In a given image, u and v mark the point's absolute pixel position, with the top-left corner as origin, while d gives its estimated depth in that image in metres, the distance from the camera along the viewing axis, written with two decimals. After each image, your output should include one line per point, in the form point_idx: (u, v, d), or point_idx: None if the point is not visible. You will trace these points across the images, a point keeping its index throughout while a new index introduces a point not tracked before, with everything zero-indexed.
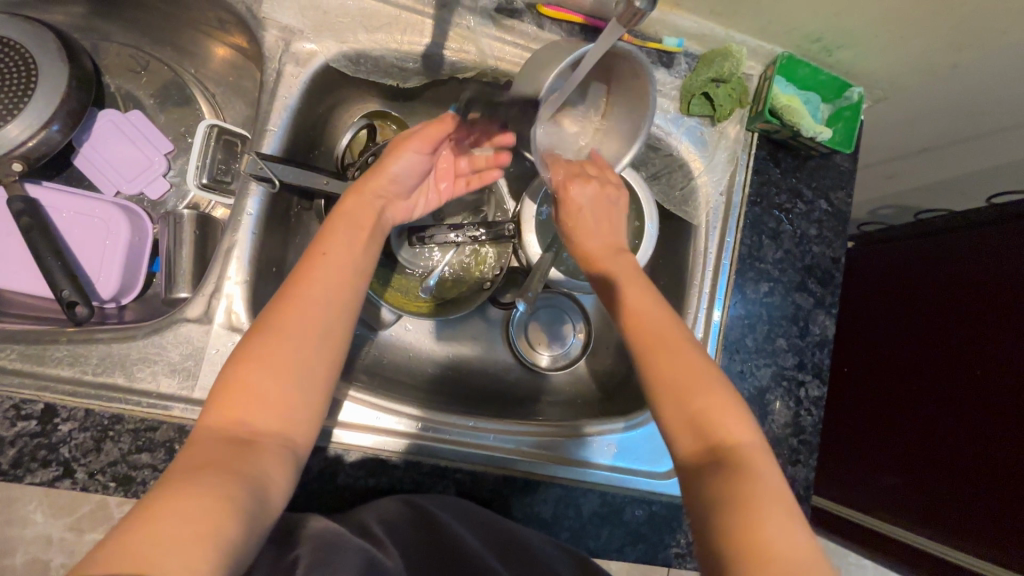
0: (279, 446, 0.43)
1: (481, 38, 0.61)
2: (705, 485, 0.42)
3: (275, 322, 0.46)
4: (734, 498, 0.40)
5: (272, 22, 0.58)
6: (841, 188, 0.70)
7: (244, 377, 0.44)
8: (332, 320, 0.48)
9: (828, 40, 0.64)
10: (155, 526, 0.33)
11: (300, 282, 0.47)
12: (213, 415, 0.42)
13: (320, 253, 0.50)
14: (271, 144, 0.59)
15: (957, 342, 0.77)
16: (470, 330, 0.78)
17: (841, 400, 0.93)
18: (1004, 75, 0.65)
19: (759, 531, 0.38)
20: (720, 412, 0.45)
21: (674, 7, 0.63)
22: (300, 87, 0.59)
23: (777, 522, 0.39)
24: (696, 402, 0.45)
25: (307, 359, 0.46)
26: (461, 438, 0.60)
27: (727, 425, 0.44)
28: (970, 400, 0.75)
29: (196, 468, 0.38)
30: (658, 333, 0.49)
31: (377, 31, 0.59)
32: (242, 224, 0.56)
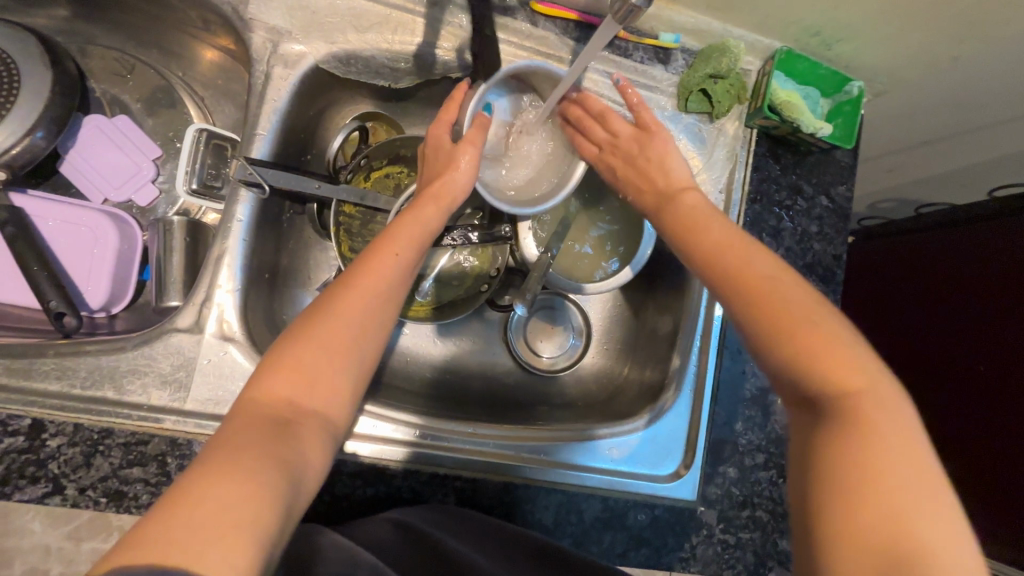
0: (321, 425, 0.42)
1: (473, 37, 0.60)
2: (829, 443, 0.35)
3: (330, 307, 0.45)
4: (869, 467, 0.33)
5: (259, 23, 0.56)
6: (842, 183, 0.69)
7: (298, 355, 0.43)
8: (386, 316, 0.48)
9: (827, 34, 0.63)
10: (190, 519, 0.32)
11: (361, 271, 0.47)
12: (260, 388, 0.42)
13: (391, 251, 0.49)
14: (261, 148, 0.57)
15: (960, 339, 0.77)
16: (468, 334, 0.77)
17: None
18: (1007, 66, 0.64)
19: (903, 516, 0.31)
20: (839, 352, 0.37)
21: (670, 3, 0.61)
22: (289, 89, 0.58)
23: (908, 491, 0.32)
24: (810, 344, 0.38)
25: (357, 345, 0.45)
26: (459, 445, 0.59)
27: (848, 371, 0.37)
28: (976, 395, 0.74)
29: (239, 443, 0.37)
30: (763, 274, 0.42)
31: (367, 31, 0.58)
32: (233, 231, 0.55)
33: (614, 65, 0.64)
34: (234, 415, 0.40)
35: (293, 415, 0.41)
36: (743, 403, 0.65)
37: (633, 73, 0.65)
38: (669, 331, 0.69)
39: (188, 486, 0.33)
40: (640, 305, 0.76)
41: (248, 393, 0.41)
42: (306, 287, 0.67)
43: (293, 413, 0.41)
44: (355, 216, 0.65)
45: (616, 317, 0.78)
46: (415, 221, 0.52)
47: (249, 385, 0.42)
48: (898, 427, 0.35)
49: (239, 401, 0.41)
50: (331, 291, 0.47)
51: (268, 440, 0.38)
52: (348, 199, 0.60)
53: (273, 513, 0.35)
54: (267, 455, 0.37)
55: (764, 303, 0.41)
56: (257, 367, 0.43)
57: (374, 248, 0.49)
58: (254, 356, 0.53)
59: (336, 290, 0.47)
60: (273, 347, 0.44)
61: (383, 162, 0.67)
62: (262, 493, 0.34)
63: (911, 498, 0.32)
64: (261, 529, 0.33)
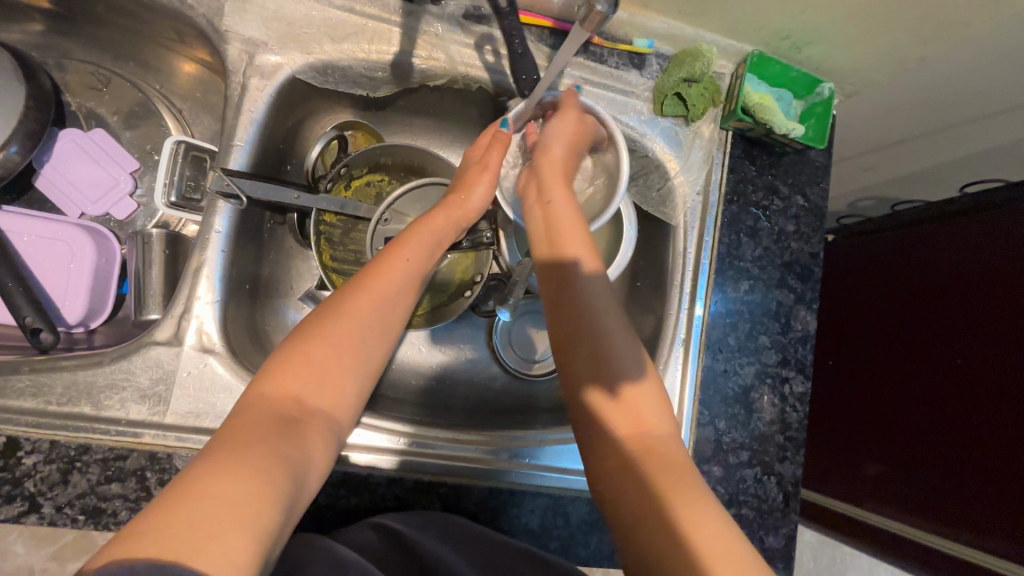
0: (327, 427, 0.43)
1: (450, 45, 0.61)
2: (634, 468, 0.47)
3: (339, 311, 0.46)
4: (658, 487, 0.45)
5: (234, 35, 0.56)
6: (817, 183, 0.71)
7: (311, 354, 0.44)
8: (392, 322, 0.49)
9: (796, 38, 0.64)
10: (194, 513, 0.32)
11: (372, 277, 0.49)
12: (269, 383, 0.42)
13: (401, 258, 0.51)
14: (238, 159, 0.57)
15: (939, 332, 0.78)
16: (453, 340, 0.77)
17: (826, 392, 0.94)
18: (971, 66, 0.66)
19: (681, 517, 0.43)
20: (647, 406, 0.51)
21: (643, 9, 0.63)
22: (266, 100, 0.58)
23: (698, 507, 0.44)
24: (632, 401, 0.51)
25: (365, 350, 0.47)
26: (447, 452, 0.58)
27: (654, 419, 0.50)
28: (955, 389, 0.75)
29: (245, 439, 0.38)
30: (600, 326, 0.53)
31: (343, 41, 0.58)
32: (211, 243, 0.55)
33: (589, 70, 0.65)
34: (239, 414, 0.40)
35: (299, 415, 0.41)
36: (726, 401, 0.66)
37: (609, 79, 0.66)
38: (652, 332, 0.69)
39: (193, 478, 0.34)
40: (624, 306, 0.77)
41: (254, 390, 0.41)
42: (288, 297, 0.66)
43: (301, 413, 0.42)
44: (335, 225, 0.65)
45: None
46: (428, 226, 0.55)
47: (255, 381, 0.42)
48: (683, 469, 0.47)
49: (247, 399, 0.41)
50: (339, 293, 0.49)
51: (275, 434, 0.39)
52: (329, 208, 0.60)
53: (272, 513, 0.34)
54: (270, 451, 0.37)
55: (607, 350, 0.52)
56: (263, 365, 0.44)
57: (384, 254, 0.51)
58: (234, 367, 0.52)
59: (345, 294, 0.48)
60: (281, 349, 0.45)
61: (364, 171, 0.68)
62: (266, 492, 0.35)
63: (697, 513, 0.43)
64: (265, 526, 0.33)
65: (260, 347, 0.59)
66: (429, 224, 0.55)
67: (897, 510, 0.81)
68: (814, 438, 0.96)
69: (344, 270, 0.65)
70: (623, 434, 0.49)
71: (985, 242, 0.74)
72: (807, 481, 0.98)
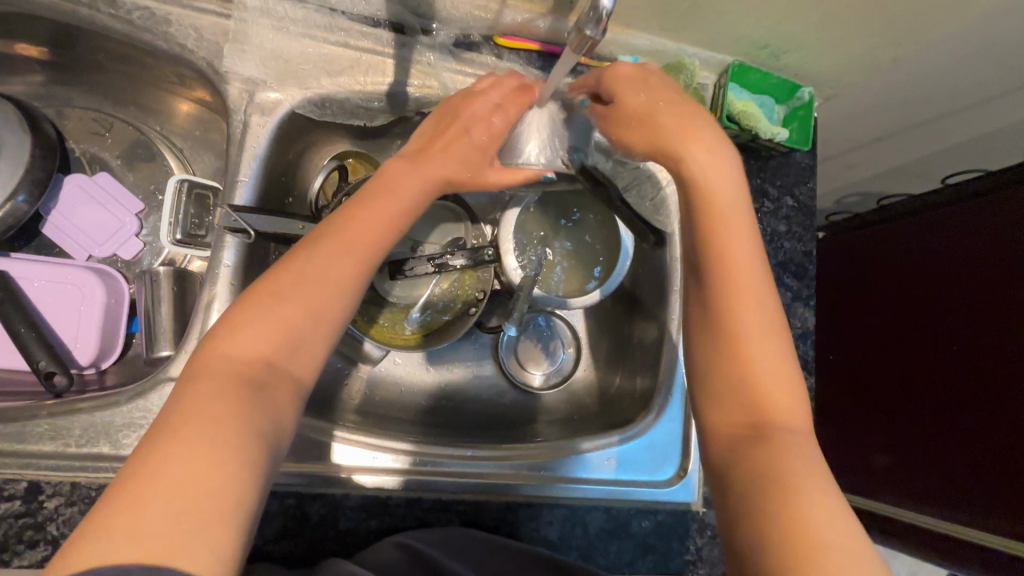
0: (294, 390, 0.43)
1: (442, 72, 0.63)
2: (747, 452, 0.40)
3: (308, 273, 0.45)
4: (771, 475, 0.38)
5: (234, 75, 0.58)
6: (805, 183, 0.73)
7: (281, 316, 0.43)
8: (361, 284, 0.48)
9: (775, 46, 0.67)
10: (166, 497, 0.33)
11: (340, 239, 0.48)
12: (236, 343, 0.42)
13: (374, 219, 0.50)
14: (243, 194, 0.58)
15: (945, 314, 0.79)
16: (461, 359, 0.78)
17: (832, 377, 0.96)
18: (941, 64, 0.69)
19: (799, 510, 0.35)
20: (781, 392, 0.42)
21: (625, 28, 0.65)
22: (268, 135, 0.59)
23: (817, 509, 0.35)
24: (761, 374, 0.42)
25: (336, 313, 0.46)
26: (460, 470, 0.58)
27: (783, 405, 0.42)
28: (965, 364, 0.76)
29: (207, 406, 0.38)
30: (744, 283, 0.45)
31: (338, 75, 0.60)
32: (220, 277, 0.56)
33: None
34: (200, 375, 0.40)
35: (267, 381, 0.41)
36: None
37: None
38: (656, 339, 0.71)
39: (161, 451, 0.34)
40: (626, 314, 0.78)
41: (218, 353, 0.41)
42: None
43: (267, 375, 0.42)
44: None
45: (604, 329, 0.80)
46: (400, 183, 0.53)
47: (219, 342, 0.42)
48: (807, 465, 0.38)
49: (210, 359, 0.41)
50: (305, 250, 0.47)
51: (241, 401, 0.39)
52: None
53: (240, 490, 0.35)
54: (235, 422, 0.37)
55: (732, 307, 0.44)
56: (225, 322, 0.43)
57: (352, 212, 0.50)
58: None
59: (311, 255, 0.47)
60: (243, 306, 0.44)
61: None
62: (237, 471, 0.35)
63: (818, 517, 0.35)
64: (239, 505, 0.35)
65: None
66: (418, 186, 0.53)
67: (902, 495, 0.83)
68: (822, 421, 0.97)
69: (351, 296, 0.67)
70: (740, 417, 0.42)
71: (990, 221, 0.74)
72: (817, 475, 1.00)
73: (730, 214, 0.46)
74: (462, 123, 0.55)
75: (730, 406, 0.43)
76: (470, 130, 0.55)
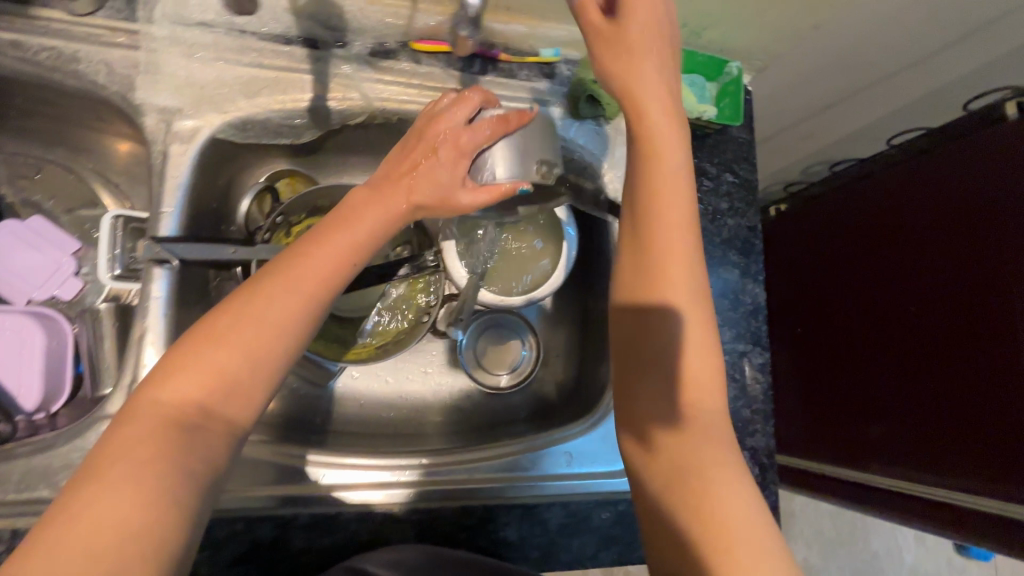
0: (231, 433, 0.42)
1: (362, 83, 0.63)
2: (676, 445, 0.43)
3: (249, 309, 0.43)
4: (692, 473, 0.42)
5: (148, 106, 0.58)
6: (743, 158, 0.73)
7: (218, 356, 0.41)
8: (312, 321, 0.46)
9: (693, 25, 0.66)
10: (79, 551, 0.32)
11: (288, 271, 0.45)
12: (167, 385, 0.40)
13: (328, 251, 0.47)
14: (169, 225, 0.57)
15: (953, 283, 0.77)
16: (420, 366, 0.78)
17: (830, 354, 0.96)
18: (866, 25, 0.69)
19: (716, 506, 0.40)
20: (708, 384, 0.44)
21: (541, 20, 0.64)
22: (189, 163, 0.59)
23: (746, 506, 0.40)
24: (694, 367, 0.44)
25: (279, 351, 0.44)
26: (471, 473, 0.60)
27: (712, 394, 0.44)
28: (976, 331, 0.74)
29: (130, 459, 0.36)
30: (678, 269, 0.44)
31: (256, 96, 0.60)
32: (151, 309, 0.55)
33: (502, 86, 0.66)
34: (131, 415, 0.39)
35: (200, 424, 0.40)
36: None
37: (522, 91, 0.67)
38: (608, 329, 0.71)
39: (82, 500, 0.34)
40: (580, 306, 0.78)
41: (151, 394, 0.40)
42: None
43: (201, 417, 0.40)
44: None
45: (560, 323, 0.80)
46: (356, 208, 0.50)
47: (151, 381, 0.40)
48: (723, 456, 0.42)
49: (142, 396, 0.40)
50: (251, 282, 0.45)
51: (170, 450, 0.38)
52: (267, 257, 0.59)
53: (166, 549, 0.35)
54: (160, 470, 0.37)
55: (662, 291, 0.45)
56: (162, 360, 0.42)
57: (305, 242, 0.47)
58: None
59: (257, 289, 0.44)
60: (184, 343, 0.42)
61: (303, 216, 0.70)
62: (157, 525, 0.35)
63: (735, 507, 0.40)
64: (155, 561, 0.34)
65: None
66: (382, 211, 0.50)
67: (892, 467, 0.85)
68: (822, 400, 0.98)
69: None
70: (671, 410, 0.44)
71: (992, 182, 0.73)
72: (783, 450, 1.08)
73: (665, 187, 0.45)
74: (430, 145, 0.53)
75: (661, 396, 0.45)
76: (439, 149, 0.52)
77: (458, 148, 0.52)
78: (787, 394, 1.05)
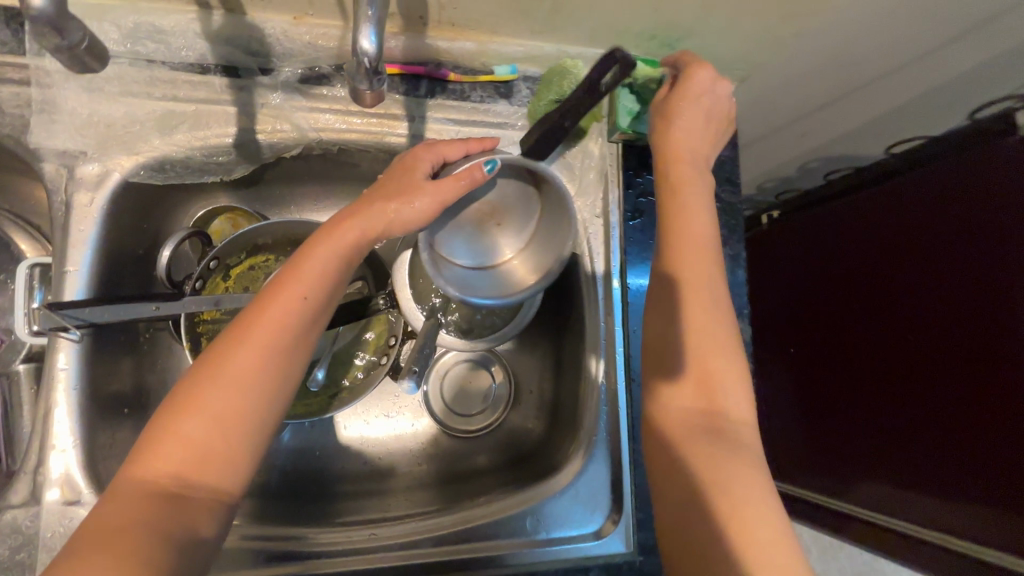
0: (215, 509, 0.38)
1: (293, 113, 0.56)
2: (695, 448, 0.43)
3: (221, 367, 0.39)
4: (719, 481, 0.41)
5: (48, 151, 0.52)
6: (726, 180, 0.66)
7: (190, 423, 0.37)
8: (292, 370, 0.42)
9: (664, 36, 0.59)
10: None
11: (259, 319, 0.41)
12: (143, 460, 0.37)
13: (300, 293, 0.42)
14: (76, 288, 0.52)
15: (955, 291, 0.71)
16: (382, 410, 0.72)
17: (827, 368, 0.91)
18: (856, 29, 0.62)
19: (749, 527, 0.38)
20: (726, 394, 0.45)
21: (493, 36, 0.57)
22: (98, 214, 0.53)
23: (758, 522, 0.39)
24: (716, 372, 0.45)
25: (260, 408, 0.40)
26: (458, 522, 0.57)
27: (730, 403, 0.45)
28: (981, 343, 0.68)
29: (108, 546, 0.33)
30: (701, 275, 0.47)
31: (173, 133, 0.54)
32: (59, 381, 0.51)
33: (452, 109, 0.59)
34: (105, 498, 0.36)
35: (180, 499, 0.36)
36: None
37: (475, 115, 0.60)
38: (576, 373, 0.65)
39: None
40: (552, 342, 0.72)
41: (124, 473, 0.36)
42: None
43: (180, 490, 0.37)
44: (220, 319, 0.61)
45: (532, 359, 0.74)
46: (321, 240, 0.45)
47: (127, 459, 0.37)
48: (746, 469, 0.41)
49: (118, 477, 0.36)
50: (224, 337, 0.41)
51: (146, 532, 0.34)
52: (199, 308, 0.53)
53: None
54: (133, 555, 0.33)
55: (684, 298, 0.47)
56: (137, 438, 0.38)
57: (276, 284, 0.43)
58: None
59: (229, 343, 0.40)
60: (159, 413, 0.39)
61: (242, 256, 0.64)
62: None
63: (763, 531, 0.38)
64: None
65: None
66: (341, 237, 0.44)
67: (896, 486, 0.81)
68: (823, 417, 0.93)
69: None
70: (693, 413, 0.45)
71: (997, 183, 0.66)
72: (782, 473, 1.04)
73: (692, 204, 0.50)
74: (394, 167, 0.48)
75: (687, 398, 0.45)
76: (402, 166, 0.47)
77: (422, 158, 0.47)
78: (785, 411, 1.01)
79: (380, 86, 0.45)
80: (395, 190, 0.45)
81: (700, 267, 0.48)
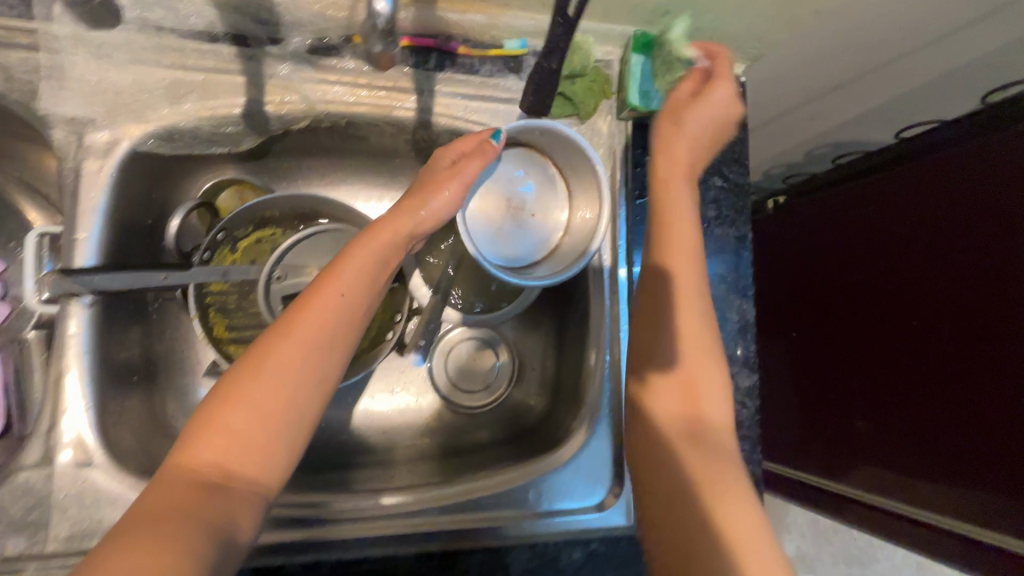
0: (252, 502, 0.39)
1: (302, 84, 0.56)
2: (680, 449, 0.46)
3: (260, 364, 0.41)
4: (702, 479, 0.44)
5: (57, 118, 0.52)
6: (734, 160, 0.66)
7: (230, 417, 0.39)
8: (328, 370, 0.43)
9: (677, 12, 0.59)
10: None
11: (298, 318, 0.43)
12: (185, 452, 0.39)
13: (335, 292, 0.44)
14: (87, 254, 0.52)
15: (955, 280, 0.72)
16: (386, 385, 0.73)
17: (826, 352, 0.92)
18: (872, 9, 0.61)
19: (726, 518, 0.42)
20: (709, 397, 0.49)
21: (504, 9, 0.57)
22: (108, 182, 0.53)
23: (732, 507, 0.43)
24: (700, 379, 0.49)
25: (297, 404, 0.41)
26: (470, 484, 0.58)
27: (713, 408, 0.48)
28: (978, 330, 0.69)
29: (151, 527, 0.34)
30: (688, 283, 0.51)
31: (182, 102, 0.53)
32: (70, 346, 0.51)
33: (461, 84, 0.59)
34: (153, 485, 0.38)
35: (219, 488, 0.38)
36: None
37: (485, 89, 0.60)
38: (580, 351, 0.65)
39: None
40: (556, 320, 0.72)
41: (170, 462, 0.38)
42: (192, 378, 0.64)
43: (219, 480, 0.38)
44: (228, 292, 0.62)
45: (536, 336, 0.74)
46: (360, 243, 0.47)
47: (173, 450, 0.39)
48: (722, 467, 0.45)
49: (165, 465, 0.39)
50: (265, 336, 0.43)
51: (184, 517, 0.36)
52: (207, 279, 0.55)
53: None
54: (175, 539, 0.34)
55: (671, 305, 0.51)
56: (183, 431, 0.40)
57: (315, 286, 0.45)
58: (120, 476, 0.50)
59: (269, 341, 0.42)
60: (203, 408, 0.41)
61: (250, 229, 0.64)
62: None
63: (741, 520, 0.42)
64: None
65: (151, 445, 0.56)
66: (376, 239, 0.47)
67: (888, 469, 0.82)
68: (820, 401, 0.94)
69: (244, 339, 0.62)
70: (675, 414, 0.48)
71: (999, 172, 0.67)
72: (780, 457, 1.05)
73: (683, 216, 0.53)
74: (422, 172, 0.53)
75: (671, 401, 0.49)
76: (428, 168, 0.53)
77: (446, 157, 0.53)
78: (784, 394, 1.02)
79: (392, 49, 0.47)
80: (422, 186, 0.51)
81: (690, 275, 0.51)
